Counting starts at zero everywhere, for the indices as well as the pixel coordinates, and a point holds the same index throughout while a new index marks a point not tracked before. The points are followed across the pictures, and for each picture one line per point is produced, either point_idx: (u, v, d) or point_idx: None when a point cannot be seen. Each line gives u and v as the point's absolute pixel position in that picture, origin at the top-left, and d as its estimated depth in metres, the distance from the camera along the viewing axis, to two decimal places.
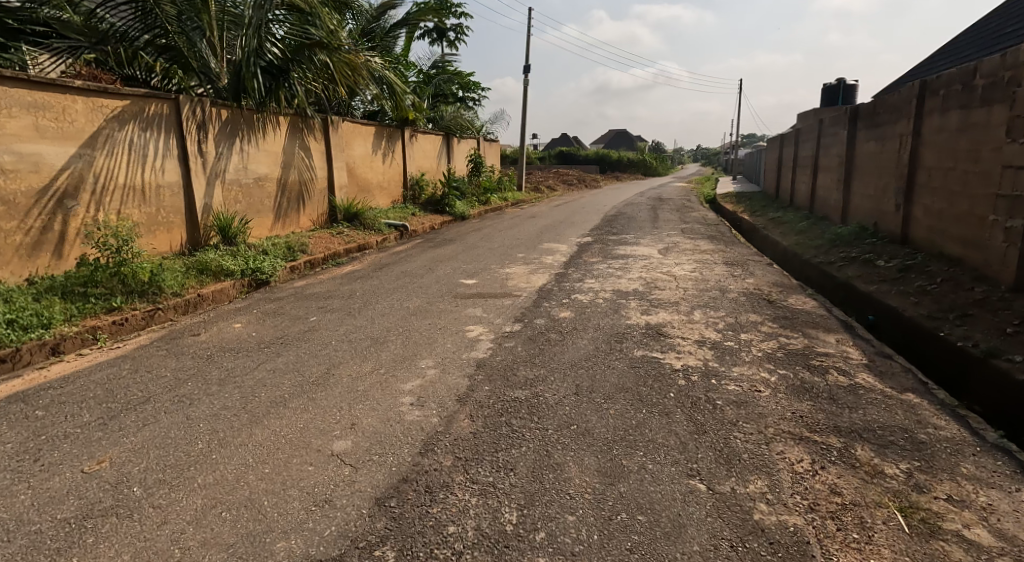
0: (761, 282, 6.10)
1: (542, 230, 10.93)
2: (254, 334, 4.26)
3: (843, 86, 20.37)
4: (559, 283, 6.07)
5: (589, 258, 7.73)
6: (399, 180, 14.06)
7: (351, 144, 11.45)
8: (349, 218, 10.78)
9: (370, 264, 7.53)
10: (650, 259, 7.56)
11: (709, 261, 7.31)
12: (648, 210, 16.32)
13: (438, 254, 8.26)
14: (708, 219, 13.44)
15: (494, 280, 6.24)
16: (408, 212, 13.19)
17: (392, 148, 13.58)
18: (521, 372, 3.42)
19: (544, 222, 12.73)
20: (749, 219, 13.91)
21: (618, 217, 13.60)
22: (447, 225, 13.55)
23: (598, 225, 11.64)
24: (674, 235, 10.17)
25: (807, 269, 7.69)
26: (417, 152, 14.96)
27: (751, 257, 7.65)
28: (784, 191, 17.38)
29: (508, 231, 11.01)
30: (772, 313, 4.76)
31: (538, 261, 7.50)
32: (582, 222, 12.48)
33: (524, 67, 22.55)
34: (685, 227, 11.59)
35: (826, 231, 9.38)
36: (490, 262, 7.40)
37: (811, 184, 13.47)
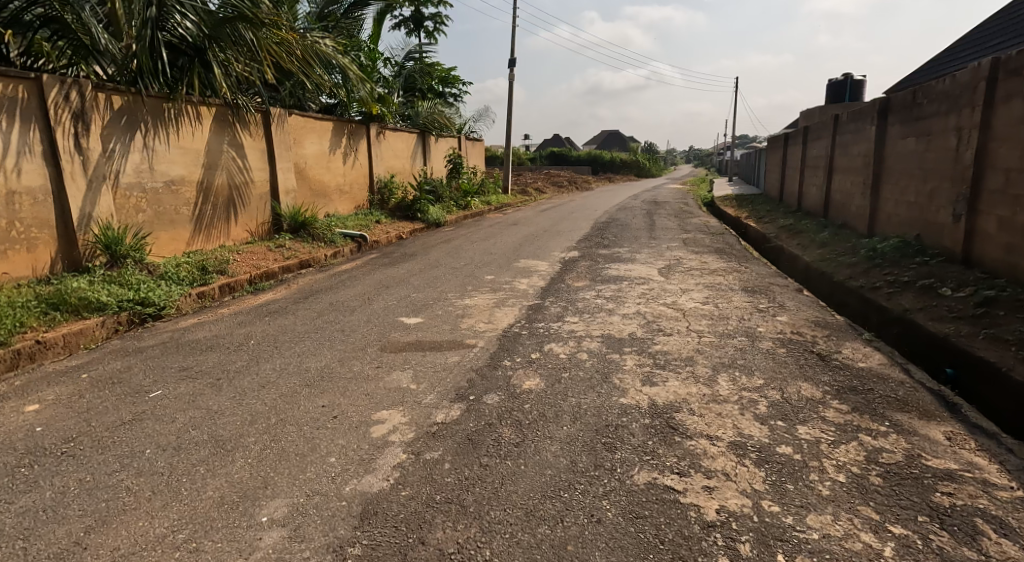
0: (797, 319, 4.69)
1: (522, 242, 9.48)
2: (42, 428, 2.75)
3: (850, 81, 18.98)
4: (531, 324, 4.58)
5: (574, 281, 6.30)
6: (364, 183, 12.63)
7: (299, 142, 9.97)
8: (298, 228, 9.36)
9: (301, 289, 6.08)
10: (649, 283, 6.15)
11: (722, 286, 5.92)
12: (643, 215, 14.88)
13: (390, 275, 6.77)
14: (710, 226, 12.03)
15: (449, 316, 4.80)
16: (373, 220, 11.75)
17: (355, 147, 12.15)
18: (436, 540, 1.95)
19: (526, 231, 11.25)
20: (755, 227, 12.51)
21: (609, 225, 12.17)
22: (417, 233, 12.08)
23: (588, 235, 10.23)
24: (674, 248, 8.71)
25: (844, 296, 6.29)
26: (385, 152, 13.47)
27: (774, 281, 6.21)
28: (791, 196, 15.99)
29: (484, 242, 9.55)
30: (830, 380, 3.34)
31: (512, 285, 6.06)
32: (569, 230, 11.07)
33: (509, 62, 21.07)
34: (686, 237, 10.19)
35: (855, 245, 7.96)
36: (451, 287, 5.95)
37: (825, 187, 12.08)
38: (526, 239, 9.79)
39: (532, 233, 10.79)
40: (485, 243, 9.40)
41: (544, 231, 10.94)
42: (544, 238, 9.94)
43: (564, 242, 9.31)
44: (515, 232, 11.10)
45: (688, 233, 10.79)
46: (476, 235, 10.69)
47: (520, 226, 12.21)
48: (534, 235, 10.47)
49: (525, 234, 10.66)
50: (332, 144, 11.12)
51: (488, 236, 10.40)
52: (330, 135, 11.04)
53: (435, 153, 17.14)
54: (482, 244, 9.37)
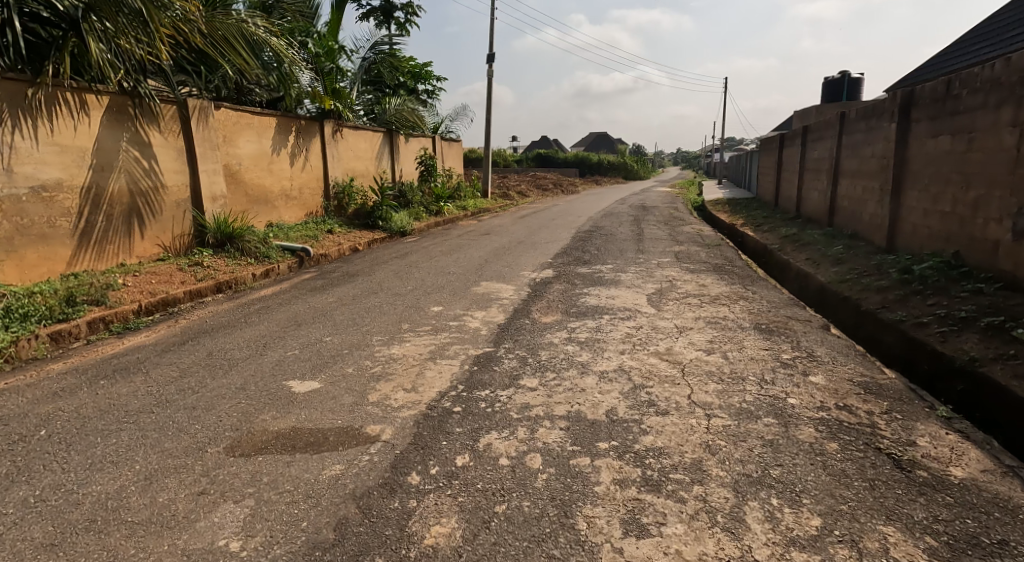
0: (837, 379, 3.43)
1: (490, 257, 8.20)
2: None
3: (848, 79, 17.89)
4: (471, 391, 3.28)
5: (542, 314, 5.01)
6: (317, 189, 11.31)
7: (228, 140, 8.66)
8: (226, 241, 8.06)
9: (193, 326, 4.79)
10: (635, 318, 4.89)
11: (728, 323, 4.67)
12: (630, 222, 13.67)
13: (314, 304, 5.45)
14: (704, 237, 10.82)
15: (362, 377, 3.49)
16: (325, 229, 10.45)
17: (305, 148, 10.84)
18: None
19: (497, 242, 9.97)
20: (753, 237, 11.31)
21: (591, 235, 10.90)
22: (375, 244, 10.76)
23: (568, 248, 8.98)
24: (665, 265, 7.46)
25: (876, 331, 5.08)
26: (343, 152, 12.13)
27: (791, 315, 4.96)
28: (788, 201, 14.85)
29: (447, 257, 8.27)
30: (930, 523, 2.07)
31: (463, 322, 4.76)
32: (545, 241, 9.82)
33: (487, 57, 19.80)
34: (678, 250, 8.96)
35: (878, 262, 6.75)
36: (382, 325, 4.64)
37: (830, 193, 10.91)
38: (494, 253, 8.51)
39: (505, 245, 9.51)
40: (447, 258, 8.13)
41: (518, 243, 9.66)
42: (518, 252, 8.66)
43: (539, 258, 8.03)
44: (484, 243, 9.82)
45: (680, 245, 9.56)
46: (440, 247, 9.39)
47: (493, 236, 10.93)
48: (506, 247, 9.20)
49: (495, 246, 9.37)
50: (274, 145, 9.82)
51: (452, 249, 9.14)
52: (272, 134, 9.74)
53: (404, 155, 15.83)
54: (444, 259, 8.08)
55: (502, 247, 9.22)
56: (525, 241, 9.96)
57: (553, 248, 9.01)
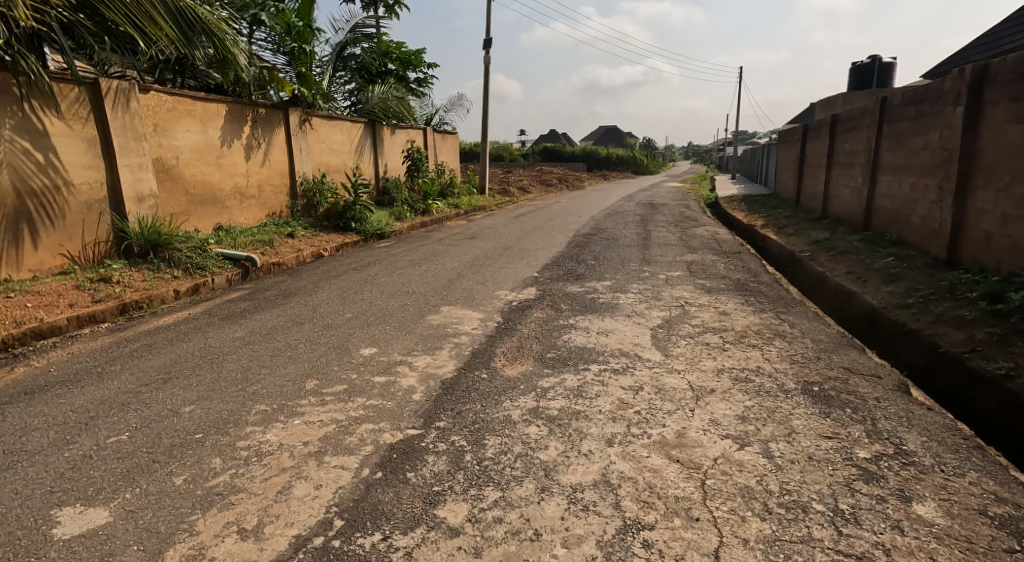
0: (959, 510, 2.10)
1: (466, 268, 6.92)
2: None
3: (878, 64, 16.40)
4: (353, 538, 1.99)
5: (508, 362, 3.70)
6: (280, 185, 10.06)
7: (160, 129, 7.43)
8: (152, 249, 6.83)
9: (29, 377, 3.53)
10: (635, 371, 3.57)
11: (764, 381, 3.34)
12: (637, 223, 12.30)
13: (215, 341, 4.17)
14: (721, 242, 9.42)
15: (188, 497, 2.21)
16: (284, 232, 9.20)
17: (265, 140, 9.58)
18: None
19: (480, 248, 8.68)
20: (777, 243, 9.89)
21: (591, 239, 9.57)
22: (342, 250, 9.51)
23: (561, 257, 7.67)
24: (675, 282, 6.13)
25: (964, 386, 3.73)
26: (312, 144, 10.93)
27: (850, 363, 3.62)
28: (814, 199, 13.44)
29: (416, 269, 6.99)
30: None
31: (397, 376, 3.47)
32: (537, 248, 8.50)
33: (485, 43, 18.46)
34: (691, 260, 7.60)
35: (943, 281, 5.38)
36: (276, 383, 3.33)
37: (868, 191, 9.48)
38: (472, 264, 7.22)
39: (488, 252, 8.21)
40: (414, 271, 6.85)
41: (505, 250, 8.37)
42: (501, 262, 7.37)
43: (524, 271, 6.71)
44: (466, 249, 8.56)
45: (692, 253, 8.19)
46: (414, 255, 8.12)
47: (479, 239, 9.65)
48: (488, 255, 7.92)
49: (478, 254, 8.10)
50: (224, 136, 8.57)
51: (426, 257, 7.88)
52: (219, 122, 8.48)
53: (389, 148, 14.55)
54: (411, 272, 6.79)
55: (484, 255, 7.92)
56: (514, 246, 8.69)
57: (543, 257, 7.69)
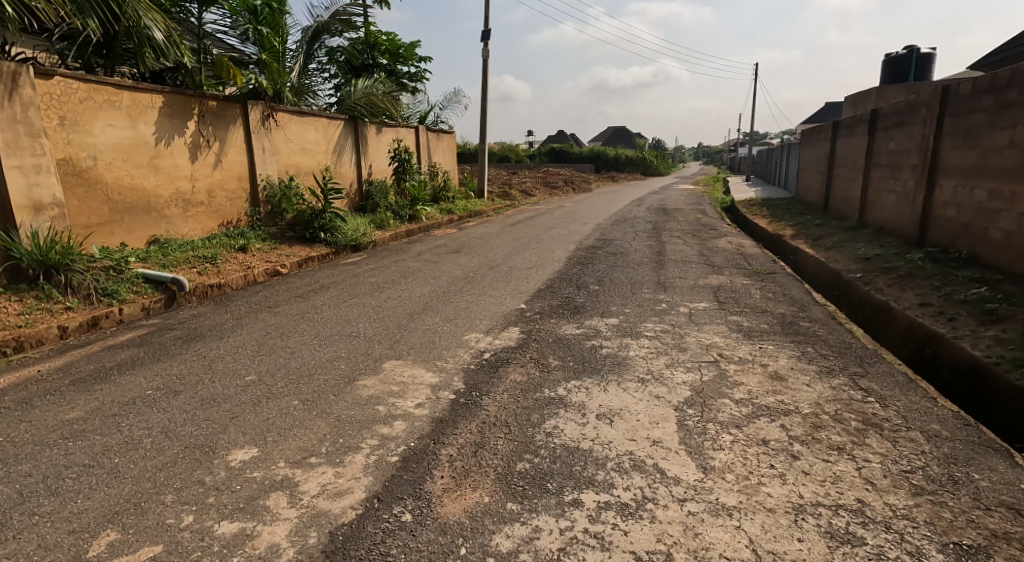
0: None
1: (439, 297, 5.59)
2: None
3: (915, 56, 15.43)
4: None
5: (453, 486, 2.36)
6: (236, 190, 8.76)
7: (68, 123, 6.11)
8: (45, 271, 5.47)
9: None
10: (655, 507, 2.21)
11: (875, 544, 1.98)
12: (647, 232, 10.90)
13: (32, 427, 2.83)
14: (750, 258, 8.03)
15: None
16: (235, 246, 7.91)
17: (216, 137, 8.28)
18: None
19: (464, 265, 7.38)
20: (813, 260, 8.48)
21: (596, 253, 8.21)
22: (305, 267, 8.20)
23: (559, 281, 6.32)
24: (699, 321, 4.77)
25: None
26: (277, 143, 9.64)
27: (1010, 494, 2.25)
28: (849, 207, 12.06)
29: (377, 295, 5.68)
30: None
31: (267, 517, 2.14)
32: (529, 266, 7.17)
33: (484, 35, 17.17)
34: (718, 285, 6.22)
35: None
36: (44, 539, 1.99)
37: (933, 200, 8.05)
38: (448, 290, 5.91)
39: (473, 272, 6.90)
40: (373, 299, 5.54)
41: (493, 269, 7.05)
42: (485, 287, 6.03)
43: (510, 302, 5.37)
44: (447, 267, 7.26)
45: (717, 274, 6.81)
46: (383, 275, 6.81)
47: (465, 254, 8.35)
48: (469, 276, 6.58)
49: (459, 274, 6.78)
50: (160, 132, 7.26)
51: (395, 278, 6.57)
52: (153, 116, 7.16)
53: (373, 147, 13.24)
54: (368, 301, 5.48)
55: (465, 276, 6.59)
56: (504, 264, 7.38)
57: (536, 280, 6.35)
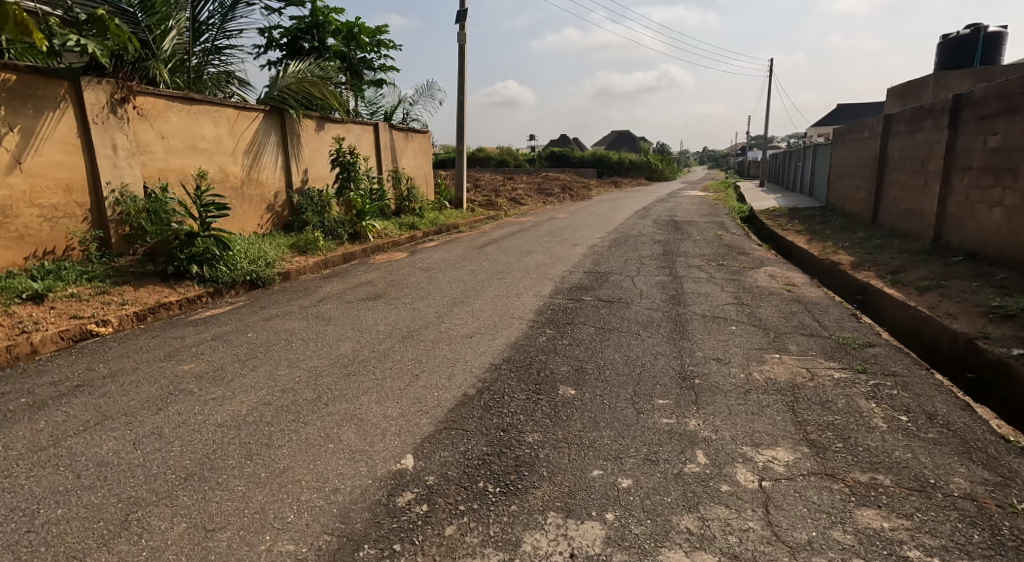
0: None
1: (262, 430, 2.88)
2: None
3: (983, 35, 13.36)
4: None
5: None
6: (61, 206, 6.04)
7: None
8: None
9: None
10: None
11: None
12: (655, 261, 8.19)
13: None
14: (816, 313, 5.36)
15: None
16: (27, 291, 5.18)
17: (16, 128, 5.59)
18: None
19: (372, 330, 4.70)
20: (908, 315, 5.77)
21: (580, 306, 5.53)
22: (150, 322, 5.52)
23: (512, 377, 3.65)
24: (789, 535, 2.10)
25: None
26: (139, 137, 6.92)
27: None
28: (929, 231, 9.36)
29: (155, 414, 2.99)
30: None
31: None
32: (469, 336, 4.51)
33: (460, 14, 14.53)
34: (790, 385, 3.55)
35: None
36: None
37: None
38: (300, 403, 3.22)
39: (375, 348, 4.23)
40: (130, 430, 2.83)
41: (412, 342, 4.38)
42: (375, 393, 3.36)
43: (397, 449, 2.69)
44: (344, 333, 4.59)
45: (780, 357, 4.13)
46: (225, 352, 4.11)
47: (390, 301, 5.69)
48: (364, 362, 3.90)
49: (349, 354, 4.10)
50: None
51: (238, 361, 3.90)
52: None
53: (305, 148, 10.61)
54: (121, 432, 2.78)
55: (357, 361, 3.92)
56: (436, 330, 4.71)
57: (473, 377, 3.67)
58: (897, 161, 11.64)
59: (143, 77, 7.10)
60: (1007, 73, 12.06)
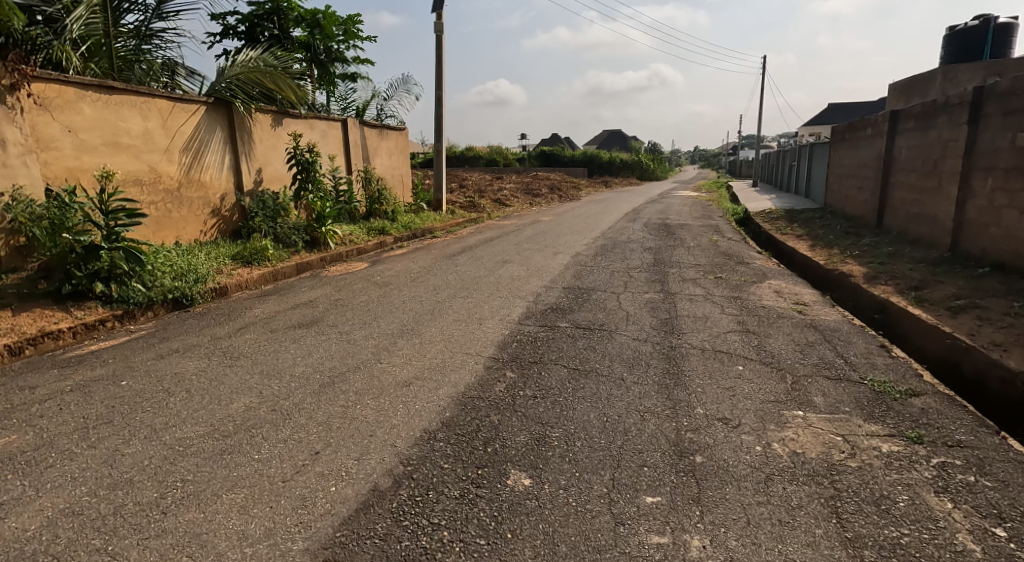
0: None
1: None
2: None
3: (994, 26, 12.49)
4: None
5: None
6: None
7: None
8: None
9: None
10: None
11: None
12: (644, 275, 7.25)
13: None
14: (837, 345, 4.44)
15: None
16: None
17: None
18: None
19: (288, 374, 3.72)
20: (944, 344, 4.86)
21: (554, 338, 4.56)
22: (25, 356, 4.52)
23: (447, 455, 2.68)
24: None
25: None
26: (37, 135, 5.91)
27: None
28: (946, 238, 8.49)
29: None
30: None
31: None
32: (406, 386, 3.52)
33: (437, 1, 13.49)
34: (826, 468, 2.62)
35: None
36: None
37: None
38: (128, 512, 2.23)
39: (277, 405, 3.23)
40: None
41: (331, 395, 3.39)
42: (247, 487, 2.38)
43: None
44: (249, 378, 3.61)
45: (804, 415, 3.19)
46: (75, 413, 3.10)
47: (323, 331, 4.70)
48: (255, 427, 2.92)
49: (240, 414, 3.11)
50: None
51: (87, 426, 2.92)
52: None
53: (257, 145, 9.58)
54: None
55: (247, 425, 2.94)
56: (368, 374, 3.74)
57: (396, 454, 2.70)
58: (905, 161, 10.76)
59: (39, 58, 6.06)
60: (1022, 67, 11.19)
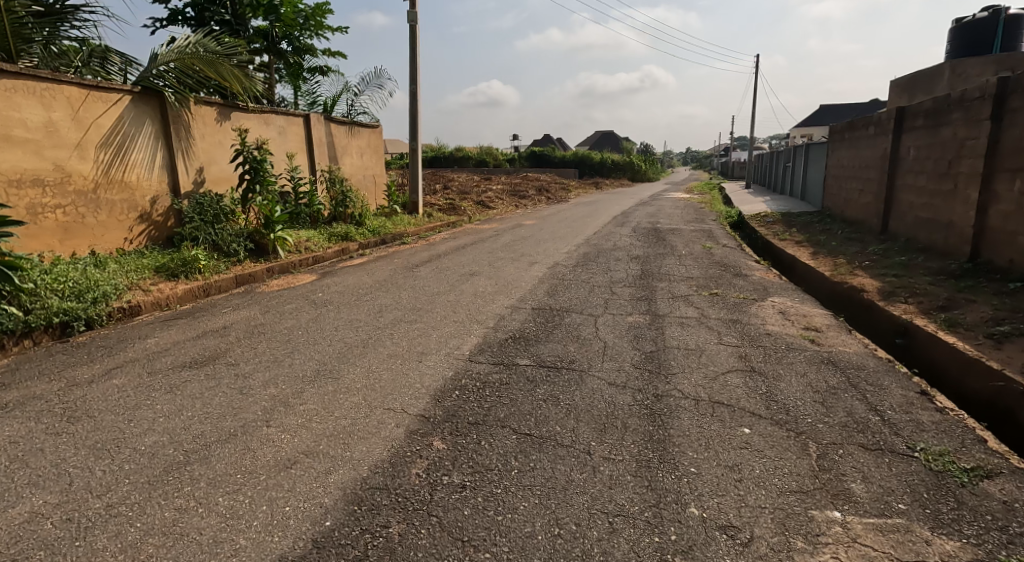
0: None
1: None
2: None
3: (1005, 17, 11.58)
4: None
5: None
6: None
7: None
8: None
9: None
10: None
11: None
12: (628, 291, 6.29)
13: None
14: (866, 392, 3.48)
15: None
16: None
17: None
18: None
19: (131, 447, 2.73)
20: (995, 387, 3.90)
21: (508, 385, 3.58)
22: None
23: None
24: None
25: None
26: None
27: None
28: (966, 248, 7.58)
29: None
30: None
31: None
32: (281, 472, 2.52)
33: None
34: None
35: None
36: None
37: None
38: None
39: (81, 511, 2.24)
40: None
41: (169, 488, 2.39)
42: None
43: None
44: (71, 456, 2.62)
45: (843, 521, 2.22)
46: None
47: (215, 374, 3.70)
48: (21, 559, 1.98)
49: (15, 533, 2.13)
50: None
51: None
52: None
53: (196, 143, 8.56)
54: None
55: (10, 555, 2.04)
56: (242, 446, 2.74)
57: None
58: (914, 162, 9.86)
59: None
60: None
